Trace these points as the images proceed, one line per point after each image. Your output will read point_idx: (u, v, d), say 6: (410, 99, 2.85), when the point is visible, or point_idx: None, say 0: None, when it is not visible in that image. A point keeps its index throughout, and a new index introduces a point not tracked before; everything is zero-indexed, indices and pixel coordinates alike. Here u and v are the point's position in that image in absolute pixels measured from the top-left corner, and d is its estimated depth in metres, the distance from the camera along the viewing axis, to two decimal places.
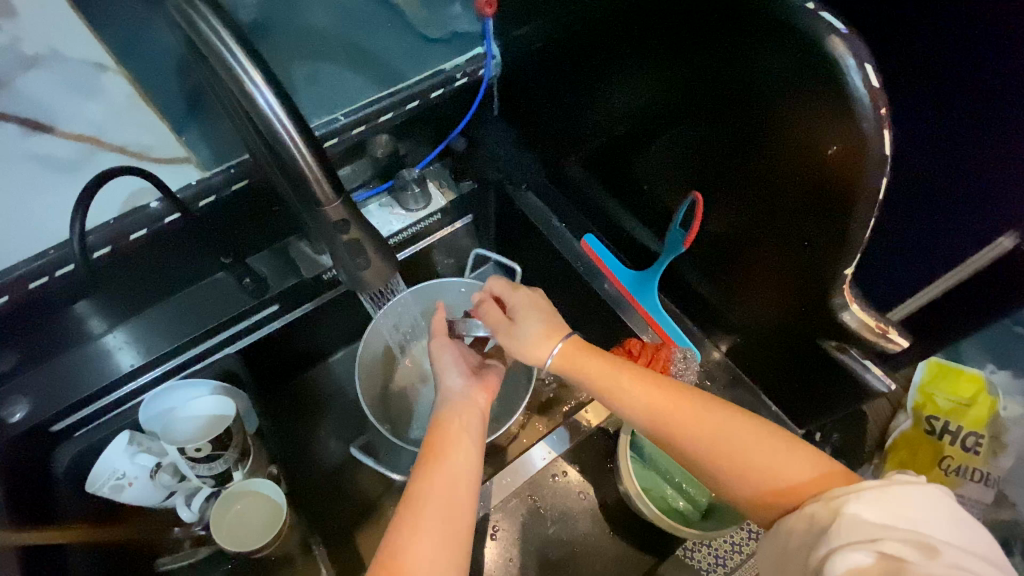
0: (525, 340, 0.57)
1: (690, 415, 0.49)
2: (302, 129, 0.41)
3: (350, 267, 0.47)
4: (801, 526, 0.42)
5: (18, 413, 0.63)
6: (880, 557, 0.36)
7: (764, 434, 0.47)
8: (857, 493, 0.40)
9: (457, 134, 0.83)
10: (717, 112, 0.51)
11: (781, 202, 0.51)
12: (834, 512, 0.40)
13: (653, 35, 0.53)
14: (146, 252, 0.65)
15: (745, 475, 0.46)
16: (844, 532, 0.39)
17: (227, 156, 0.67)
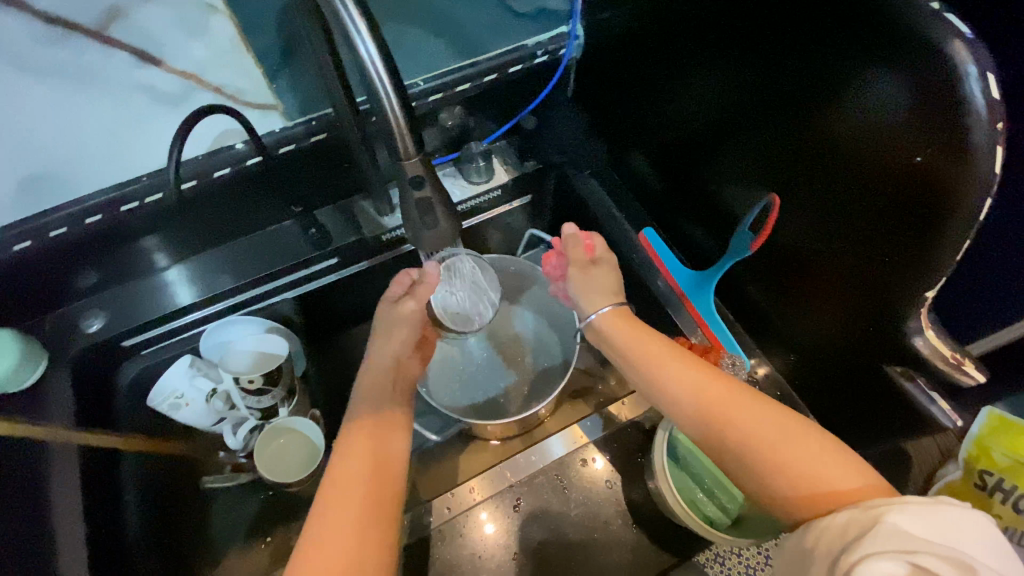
0: (591, 298, 0.64)
1: (737, 406, 0.48)
2: (396, 81, 0.42)
3: (418, 225, 0.48)
4: (834, 533, 0.40)
5: (95, 324, 0.69)
6: (913, 567, 0.34)
7: (804, 433, 0.46)
8: (901, 505, 0.38)
9: (528, 112, 0.82)
10: (805, 115, 0.50)
11: (862, 212, 0.48)
12: (871, 520, 0.38)
13: (747, 30, 0.51)
14: (224, 191, 0.69)
15: (780, 473, 0.44)
16: (880, 540, 0.37)
17: (312, 107, 0.68)
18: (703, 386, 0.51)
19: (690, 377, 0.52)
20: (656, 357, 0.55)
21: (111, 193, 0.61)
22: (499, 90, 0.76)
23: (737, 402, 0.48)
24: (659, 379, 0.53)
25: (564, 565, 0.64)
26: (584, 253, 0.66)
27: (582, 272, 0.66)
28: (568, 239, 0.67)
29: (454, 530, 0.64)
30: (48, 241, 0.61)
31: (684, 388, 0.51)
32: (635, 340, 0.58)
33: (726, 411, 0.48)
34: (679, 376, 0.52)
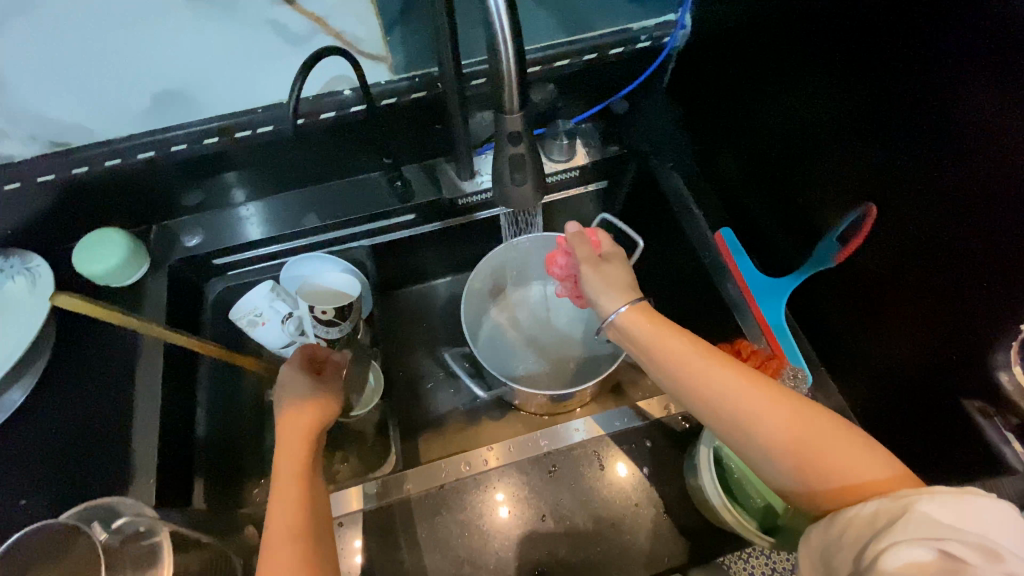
0: (600, 299, 0.55)
1: (764, 408, 0.43)
2: (514, 35, 0.41)
3: (507, 180, 0.49)
4: (861, 521, 0.38)
5: (193, 240, 0.78)
6: (941, 554, 0.33)
7: (833, 431, 0.42)
8: (929, 494, 0.36)
9: (621, 97, 0.82)
10: (924, 124, 0.47)
11: (974, 232, 0.45)
12: (900, 509, 0.36)
13: (872, 29, 0.49)
14: (325, 133, 0.73)
15: (806, 473, 0.42)
16: (909, 527, 0.35)
17: (418, 64, 0.70)
18: (736, 391, 0.45)
19: (728, 383, 0.45)
20: (682, 361, 0.48)
21: (220, 119, 0.68)
22: (596, 70, 0.76)
23: (774, 404, 0.43)
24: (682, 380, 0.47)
25: (588, 544, 0.64)
26: (591, 249, 0.59)
27: (596, 269, 0.57)
28: (573, 237, 0.59)
29: (484, 482, 0.66)
30: (171, 153, 0.69)
31: (716, 394, 0.45)
32: (655, 336, 0.50)
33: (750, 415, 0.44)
34: (716, 382, 0.46)
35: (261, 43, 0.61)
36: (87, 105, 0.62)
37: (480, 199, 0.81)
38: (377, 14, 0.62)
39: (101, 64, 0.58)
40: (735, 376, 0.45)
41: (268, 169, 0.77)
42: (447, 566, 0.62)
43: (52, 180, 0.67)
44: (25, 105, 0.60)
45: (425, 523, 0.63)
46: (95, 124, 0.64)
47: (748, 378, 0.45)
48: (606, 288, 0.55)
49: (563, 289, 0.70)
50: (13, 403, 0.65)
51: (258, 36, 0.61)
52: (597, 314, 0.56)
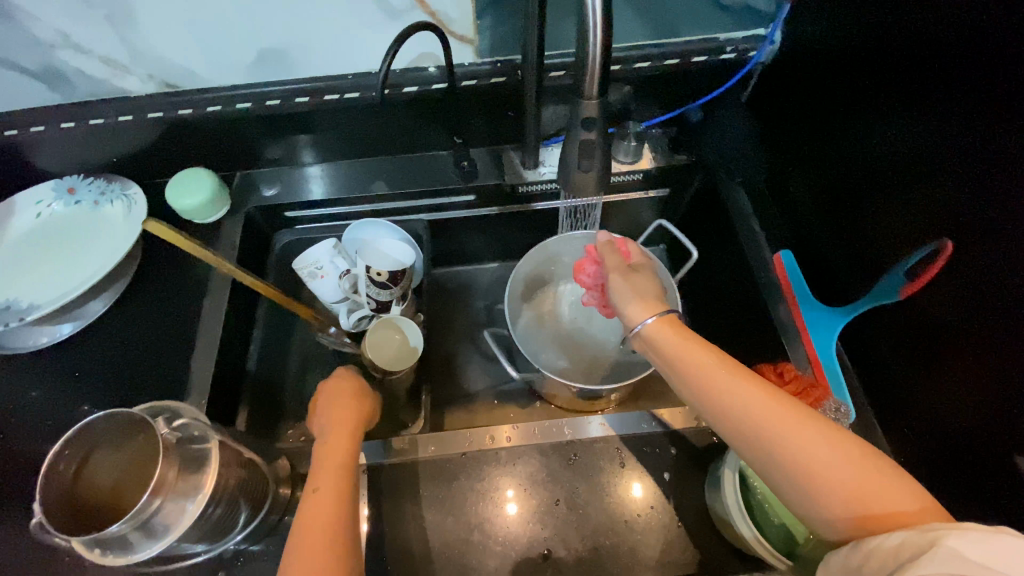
0: (625, 309, 0.54)
1: (785, 428, 0.42)
2: (606, 21, 0.43)
3: (573, 164, 0.50)
4: (886, 553, 0.36)
5: (270, 191, 0.84)
6: None
7: (857, 457, 0.41)
8: (959, 529, 0.34)
9: (696, 106, 0.82)
10: (1020, 163, 0.44)
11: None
12: (927, 543, 0.35)
13: (977, 56, 0.47)
14: (405, 106, 0.77)
15: (825, 497, 0.40)
16: (935, 563, 0.33)
17: (502, 51, 0.72)
18: (762, 413, 0.43)
19: (757, 402, 0.44)
20: (703, 374, 0.46)
21: (313, 82, 0.73)
22: (675, 77, 0.76)
23: (802, 427, 0.42)
24: (703, 394, 0.46)
25: (598, 536, 0.63)
26: (620, 258, 0.59)
27: (623, 276, 0.56)
28: (603, 246, 0.61)
29: (505, 458, 0.66)
30: (265, 107, 0.75)
31: (742, 415, 0.44)
32: (680, 346, 0.49)
33: (771, 435, 0.42)
34: (743, 399, 0.44)
35: (360, 13, 0.66)
36: (200, 53, 0.68)
37: (541, 189, 0.83)
38: None
39: (219, 17, 0.64)
40: (765, 399, 0.44)
41: (346, 133, 0.81)
42: (457, 530, 0.63)
43: (160, 118, 0.74)
44: (149, 45, 0.67)
45: (442, 485, 0.65)
46: (204, 71, 0.71)
47: (773, 396, 0.44)
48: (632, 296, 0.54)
49: (590, 298, 0.74)
50: (94, 313, 0.75)
51: (359, 6, 0.65)
52: (622, 324, 0.55)
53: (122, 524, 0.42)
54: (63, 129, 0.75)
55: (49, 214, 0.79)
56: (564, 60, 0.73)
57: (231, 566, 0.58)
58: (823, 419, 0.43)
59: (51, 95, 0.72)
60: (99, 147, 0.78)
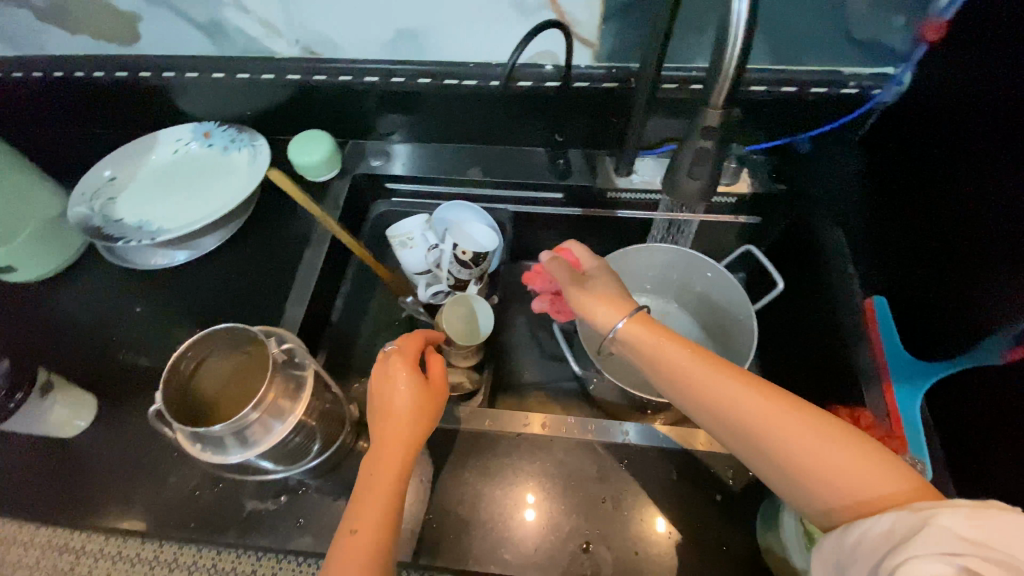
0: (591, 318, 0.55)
1: (762, 416, 0.43)
2: (749, 34, 0.43)
3: (683, 171, 0.51)
4: (877, 537, 0.37)
5: (377, 161, 0.90)
6: (962, 569, 0.32)
7: (838, 441, 0.41)
8: (951, 507, 0.35)
9: (805, 137, 0.80)
10: None
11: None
12: (919, 522, 0.35)
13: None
14: (516, 99, 0.80)
15: (808, 480, 0.41)
16: (925, 543, 0.34)
17: (619, 58, 0.74)
18: (746, 408, 0.44)
19: (731, 392, 0.45)
20: (678, 367, 0.48)
21: (436, 65, 0.78)
22: (788, 105, 0.76)
23: (787, 420, 0.42)
24: (680, 385, 0.48)
25: (638, 541, 0.62)
26: (567, 271, 0.59)
27: (579, 288, 0.57)
28: (550, 263, 0.60)
29: (556, 447, 0.68)
30: (389, 83, 0.80)
31: (727, 413, 0.45)
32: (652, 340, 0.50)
33: (749, 424, 0.44)
34: (715, 390, 0.46)
35: (494, 6, 0.69)
36: (344, 25, 0.75)
37: (631, 197, 0.84)
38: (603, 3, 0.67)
39: None
40: (749, 395, 0.44)
41: (453, 118, 0.85)
42: (502, 503, 0.65)
43: (296, 80, 0.82)
44: (303, 14, 0.74)
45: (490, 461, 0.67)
46: (342, 42, 0.77)
47: (749, 385, 0.45)
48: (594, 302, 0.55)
49: (541, 305, 0.73)
50: (207, 247, 0.83)
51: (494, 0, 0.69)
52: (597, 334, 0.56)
53: (223, 427, 0.47)
54: (213, 79, 0.84)
55: (185, 152, 0.89)
56: (679, 73, 0.74)
57: (293, 493, 0.63)
58: (804, 405, 0.43)
59: (210, 48, 0.81)
60: (238, 99, 0.87)
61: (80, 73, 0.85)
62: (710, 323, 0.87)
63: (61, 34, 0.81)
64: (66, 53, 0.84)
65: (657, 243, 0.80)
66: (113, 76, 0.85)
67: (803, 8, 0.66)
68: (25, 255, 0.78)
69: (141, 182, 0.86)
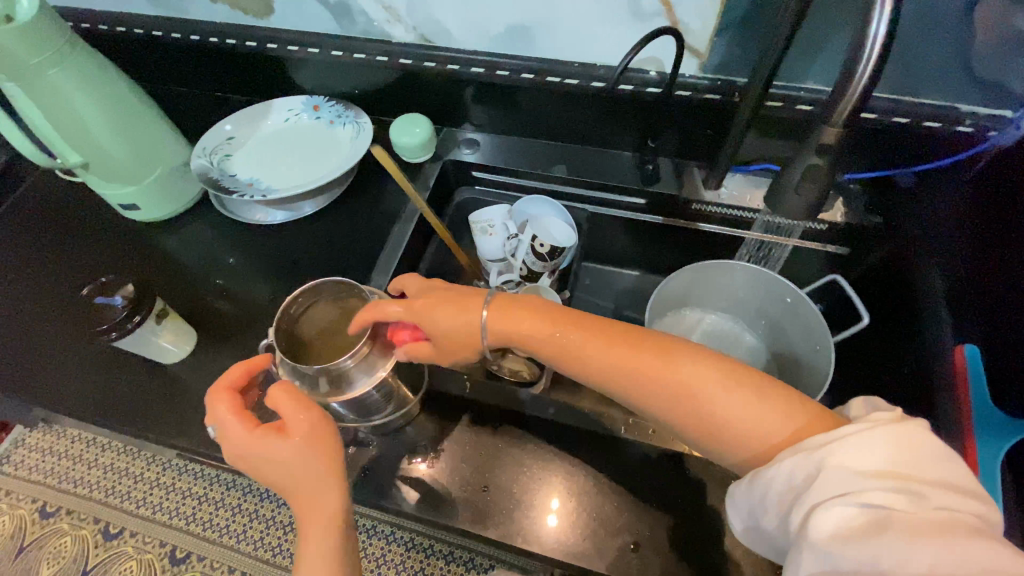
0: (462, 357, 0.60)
1: (663, 379, 0.50)
2: (882, 59, 0.43)
3: (789, 187, 0.51)
4: (786, 481, 0.43)
5: (470, 148, 0.94)
6: (859, 507, 0.38)
7: (731, 391, 0.48)
8: (838, 441, 0.41)
9: (910, 171, 0.78)
10: None
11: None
12: (816, 466, 0.41)
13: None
14: (613, 102, 0.82)
15: (717, 432, 0.48)
16: (825, 486, 0.40)
17: (725, 71, 0.74)
18: (661, 380, 0.50)
19: (624, 361, 0.52)
20: (576, 350, 0.54)
21: (541, 63, 0.81)
22: (896, 136, 0.74)
23: (692, 378, 0.49)
24: (583, 367, 0.54)
25: (684, 547, 0.62)
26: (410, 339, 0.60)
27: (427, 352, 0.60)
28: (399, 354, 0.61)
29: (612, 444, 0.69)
30: (494, 75, 0.84)
31: (639, 386, 0.51)
32: (531, 324, 0.56)
33: (651, 391, 0.50)
34: (614, 364, 0.52)
35: (611, 9, 0.71)
36: (462, 15, 0.79)
37: (716, 212, 0.83)
38: (719, 16, 0.67)
39: None
40: (659, 365, 0.51)
41: (547, 115, 0.88)
42: (552, 489, 0.67)
43: (407, 64, 0.87)
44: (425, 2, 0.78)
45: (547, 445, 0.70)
46: (457, 32, 0.81)
47: (639, 352, 0.52)
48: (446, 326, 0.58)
49: None
50: (305, 211, 0.89)
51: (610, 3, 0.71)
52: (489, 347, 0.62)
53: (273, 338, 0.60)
54: (332, 56, 0.90)
55: (295, 121, 0.96)
56: (786, 93, 0.73)
57: None
58: (697, 361, 0.50)
59: (334, 27, 0.88)
60: (351, 77, 0.93)
61: (216, 38, 0.94)
62: (779, 349, 0.85)
63: (206, 2, 0.90)
64: (207, 20, 0.93)
65: (737, 262, 0.79)
66: (243, 45, 0.93)
67: (932, 38, 0.64)
68: (149, 195, 0.87)
69: (255, 143, 0.93)
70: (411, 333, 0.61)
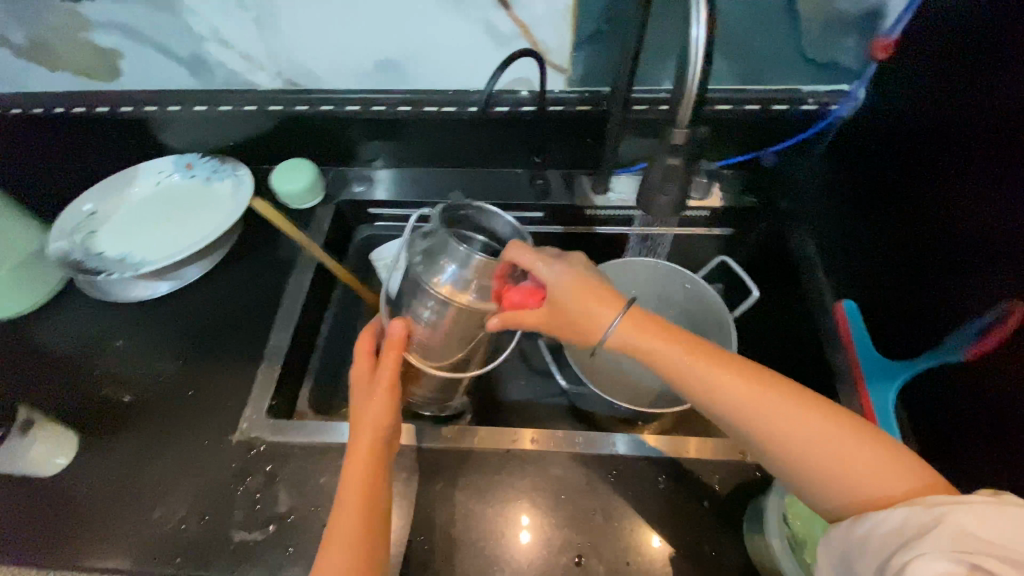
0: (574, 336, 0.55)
1: (787, 420, 0.47)
2: (709, 62, 0.45)
3: (655, 188, 0.54)
4: (889, 533, 0.41)
5: (360, 186, 0.91)
6: (969, 568, 0.35)
7: (856, 441, 0.46)
8: (965, 506, 0.39)
9: (772, 151, 0.84)
10: None
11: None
12: (931, 521, 0.39)
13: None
14: (495, 124, 0.83)
15: (838, 481, 0.45)
16: (937, 539, 0.38)
17: (591, 82, 0.77)
18: (793, 422, 0.47)
19: (744, 395, 0.48)
20: (701, 381, 0.49)
21: (415, 94, 0.81)
22: (753, 123, 0.79)
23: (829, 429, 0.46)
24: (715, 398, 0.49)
25: (630, 552, 0.62)
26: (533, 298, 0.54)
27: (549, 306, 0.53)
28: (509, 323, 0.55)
29: (542, 461, 0.69)
30: (370, 111, 0.82)
31: (776, 421, 0.47)
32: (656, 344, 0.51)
33: (776, 430, 0.47)
34: (742, 398, 0.48)
35: (469, 37, 0.73)
36: (325, 57, 0.77)
37: (610, 215, 0.87)
38: (572, 32, 0.70)
39: (349, 27, 0.73)
40: (805, 412, 0.47)
41: (432, 143, 0.88)
42: (493, 522, 0.65)
43: (279, 110, 0.84)
44: (283, 46, 0.76)
45: (477, 476, 0.68)
46: (324, 74, 0.79)
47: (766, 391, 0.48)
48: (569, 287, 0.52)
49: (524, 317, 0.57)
50: (192, 276, 0.83)
51: (469, 30, 0.72)
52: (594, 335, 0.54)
53: (437, 206, 0.56)
54: (196, 111, 0.85)
55: (167, 184, 0.89)
56: (649, 95, 0.77)
57: (280, 522, 0.62)
58: (819, 405, 0.47)
59: (192, 82, 0.83)
60: (221, 131, 0.88)
61: (60, 108, 0.86)
62: None
63: (41, 71, 0.82)
64: (46, 90, 0.85)
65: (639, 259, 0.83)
66: (93, 111, 0.86)
67: (761, 31, 0.70)
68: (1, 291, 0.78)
69: (124, 215, 0.86)
70: (527, 296, 0.54)
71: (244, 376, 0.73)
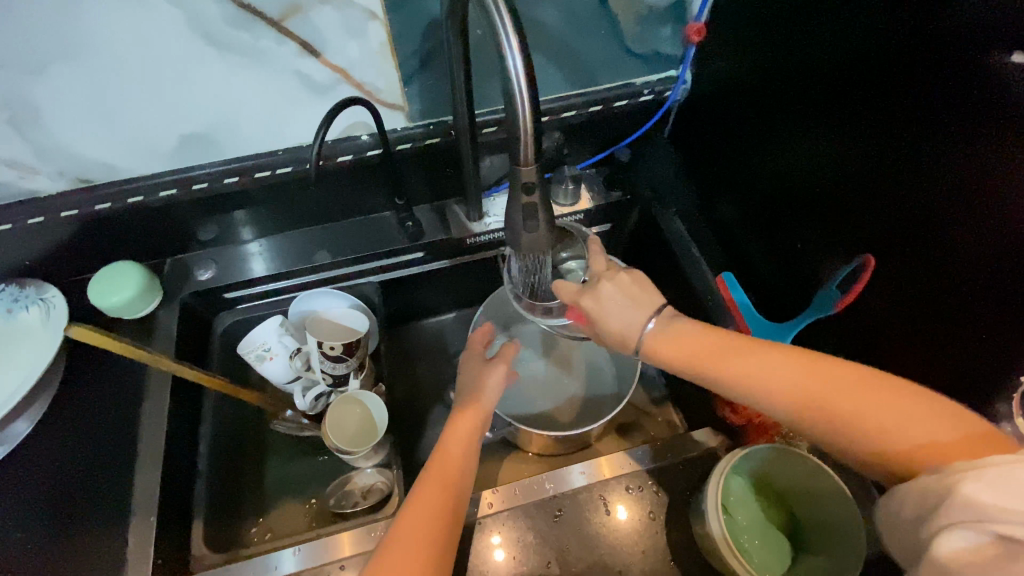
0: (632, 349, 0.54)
1: (791, 377, 0.43)
2: (533, 95, 0.44)
3: (519, 226, 0.49)
4: (910, 503, 0.36)
5: (205, 273, 0.79)
6: (998, 539, 0.32)
7: (871, 386, 0.41)
8: (978, 470, 0.33)
9: (624, 145, 0.86)
10: (893, 176, 0.52)
11: (987, 293, 0.46)
12: (945, 488, 0.34)
13: (864, 75, 0.52)
14: (344, 175, 0.77)
15: (857, 433, 0.40)
16: (955, 510, 0.34)
17: (433, 113, 0.73)
18: (800, 378, 0.43)
19: (743, 359, 0.46)
20: (708, 355, 0.48)
21: (240, 161, 0.71)
22: (600, 121, 0.80)
23: (862, 396, 0.40)
24: (721, 373, 0.47)
25: None
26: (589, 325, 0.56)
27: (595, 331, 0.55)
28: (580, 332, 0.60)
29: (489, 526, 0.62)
30: (191, 191, 0.71)
31: (796, 385, 0.43)
32: (666, 338, 0.51)
33: (781, 390, 0.43)
34: (744, 364, 0.45)
35: (284, 91, 0.65)
36: (117, 145, 0.65)
37: (489, 238, 0.83)
38: (398, 67, 0.66)
39: (137, 106, 0.62)
40: (811, 364, 0.43)
41: (280, 207, 0.78)
42: None
43: (75, 215, 0.69)
44: (55, 141, 0.62)
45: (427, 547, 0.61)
46: (123, 162, 0.67)
47: (765, 350, 0.45)
48: (618, 318, 0.52)
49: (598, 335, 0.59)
50: (16, 436, 0.67)
51: (284, 84, 0.64)
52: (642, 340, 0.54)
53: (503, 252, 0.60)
54: None
55: None
56: (495, 116, 0.77)
57: None
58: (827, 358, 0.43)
59: None
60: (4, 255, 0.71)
61: None
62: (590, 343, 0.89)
63: None
64: None
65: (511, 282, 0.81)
66: None
67: (585, 36, 0.70)
68: None
69: None
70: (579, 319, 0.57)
71: (108, 543, 0.60)
